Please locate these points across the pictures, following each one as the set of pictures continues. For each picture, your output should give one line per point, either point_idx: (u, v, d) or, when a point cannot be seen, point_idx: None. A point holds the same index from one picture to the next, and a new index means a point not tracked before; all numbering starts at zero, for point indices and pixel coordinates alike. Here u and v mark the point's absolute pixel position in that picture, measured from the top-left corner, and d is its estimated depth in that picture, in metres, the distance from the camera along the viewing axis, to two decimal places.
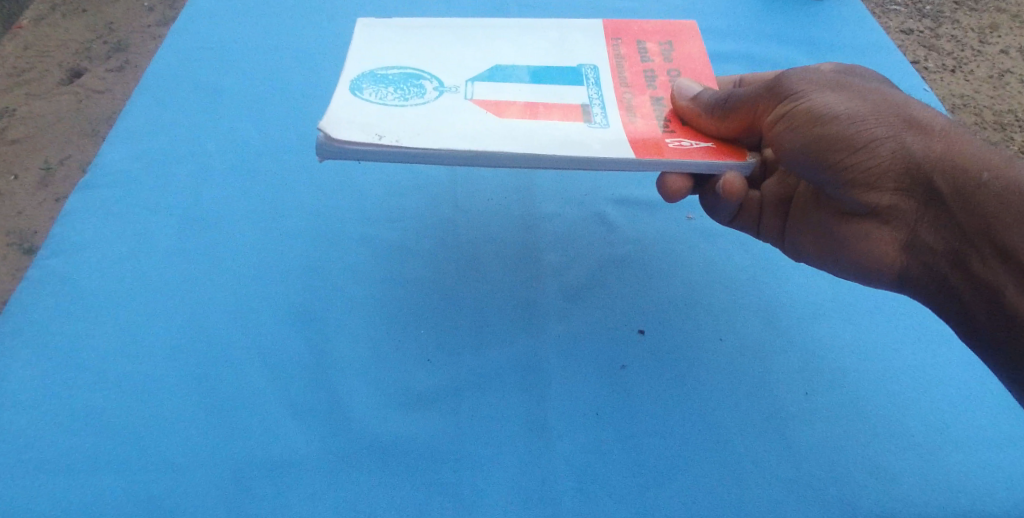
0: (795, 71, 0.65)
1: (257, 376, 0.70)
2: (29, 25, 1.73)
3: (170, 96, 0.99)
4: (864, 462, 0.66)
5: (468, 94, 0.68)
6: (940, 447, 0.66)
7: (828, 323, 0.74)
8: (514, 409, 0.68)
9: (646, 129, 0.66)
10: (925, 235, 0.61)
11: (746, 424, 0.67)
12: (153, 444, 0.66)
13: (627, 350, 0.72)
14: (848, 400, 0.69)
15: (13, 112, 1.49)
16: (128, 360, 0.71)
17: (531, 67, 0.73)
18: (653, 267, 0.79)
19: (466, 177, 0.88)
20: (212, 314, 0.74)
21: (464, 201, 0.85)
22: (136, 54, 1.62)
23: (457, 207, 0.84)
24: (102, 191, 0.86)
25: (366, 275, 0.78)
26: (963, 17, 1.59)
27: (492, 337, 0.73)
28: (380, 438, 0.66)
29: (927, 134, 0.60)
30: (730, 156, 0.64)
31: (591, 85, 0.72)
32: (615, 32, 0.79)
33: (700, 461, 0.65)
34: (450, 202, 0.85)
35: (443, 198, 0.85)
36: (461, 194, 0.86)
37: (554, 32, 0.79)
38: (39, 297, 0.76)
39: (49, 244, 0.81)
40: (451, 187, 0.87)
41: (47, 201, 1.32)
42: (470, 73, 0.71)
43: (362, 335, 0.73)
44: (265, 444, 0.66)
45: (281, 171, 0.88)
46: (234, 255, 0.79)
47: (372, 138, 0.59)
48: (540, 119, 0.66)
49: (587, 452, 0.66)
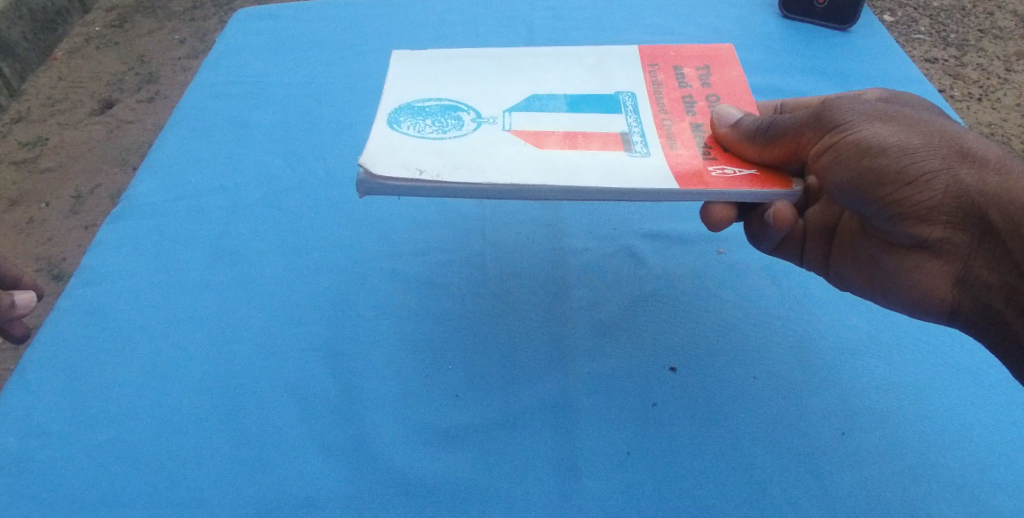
0: (843, 101, 0.64)
1: (285, 412, 0.69)
2: (65, 58, 1.77)
3: (204, 129, 1.00)
4: (908, 506, 0.62)
5: (506, 124, 0.68)
6: (989, 491, 0.63)
7: (866, 360, 0.72)
8: (544, 448, 0.66)
9: (687, 158, 0.66)
10: (979, 270, 0.60)
11: (784, 466, 0.65)
12: (180, 480, 0.65)
13: (660, 388, 0.70)
14: (890, 439, 0.66)
15: (46, 141, 1.52)
16: (157, 393, 0.71)
17: (570, 97, 0.74)
18: (686, 304, 0.77)
19: (495, 210, 0.88)
20: (241, 347, 0.74)
21: (492, 235, 0.85)
22: (167, 86, 1.65)
23: (486, 241, 0.84)
24: (134, 222, 0.87)
25: (394, 310, 0.77)
26: (989, 46, 1.58)
27: (521, 373, 0.72)
28: (407, 475, 0.65)
29: (982, 167, 0.58)
30: (775, 184, 0.63)
31: (630, 112, 0.72)
32: (651, 58, 0.79)
33: (736, 505, 0.62)
34: (479, 236, 0.85)
35: (472, 232, 0.85)
36: (489, 228, 0.86)
37: (591, 60, 0.79)
38: (69, 327, 0.76)
39: (82, 275, 0.81)
40: (479, 221, 0.87)
41: (77, 229, 1.34)
42: (507, 102, 0.72)
43: (391, 370, 0.72)
44: (289, 482, 0.65)
45: (311, 204, 0.89)
46: (264, 289, 0.80)
47: (412, 174, 0.60)
48: (579, 149, 0.66)
49: (619, 492, 0.63)
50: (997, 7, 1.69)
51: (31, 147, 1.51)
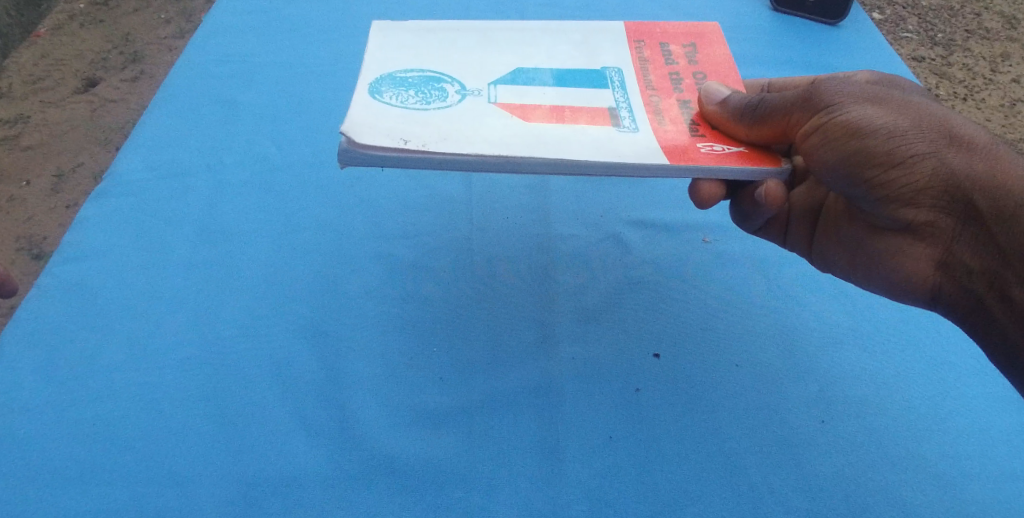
0: (833, 82, 0.65)
1: (269, 393, 0.69)
2: (49, 34, 1.74)
3: (190, 106, 0.99)
4: (882, 494, 0.63)
5: (493, 97, 0.68)
6: (962, 481, 0.64)
7: (846, 350, 0.72)
8: (526, 430, 0.66)
9: (675, 134, 0.66)
10: (962, 254, 0.60)
11: (763, 453, 0.65)
12: (160, 458, 0.65)
13: (644, 372, 0.71)
14: (868, 428, 0.67)
15: (28, 119, 1.50)
16: (139, 370, 0.70)
17: (558, 71, 0.74)
18: (671, 291, 0.77)
19: (482, 194, 0.88)
20: (224, 325, 0.74)
21: (479, 217, 0.85)
22: (152, 66, 1.62)
23: (472, 223, 0.84)
24: (118, 199, 0.86)
25: (378, 291, 0.77)
26: (975, 46, 1.59)
27: (505, 357, 0.72)
28: (388, 455, 0.65)
29: (968, 151, 0.59)
30: (765, 164, 0.63)
31: (617, 88, 0.72)
32: (637, 35, 0.79)
33: (716, 490, 0.63)
34: (465, 219, 0.85)
35: (458, 215, 0.85)
36: (476, 211, 0.85)
37: (578, 35, 0.79)
38: (49, 304, 0.75)
39: (65, 251, 0.80)
40: (465, 204, 0.86)
41: (58, 208, 1.31)
42: (494, 76, 0.71)
43: (375, 351, 0.72)
44: (269, 461, 0.64)
45: (298, 184, 0.88)
46: (249, 268, 0.79)
47: (397, 143, 0.59)
48: (567, 124, 0.65)
49: (601, 475, 0.63)
50: (985, 9, 1.70)
51: (12, 124, 1.48)
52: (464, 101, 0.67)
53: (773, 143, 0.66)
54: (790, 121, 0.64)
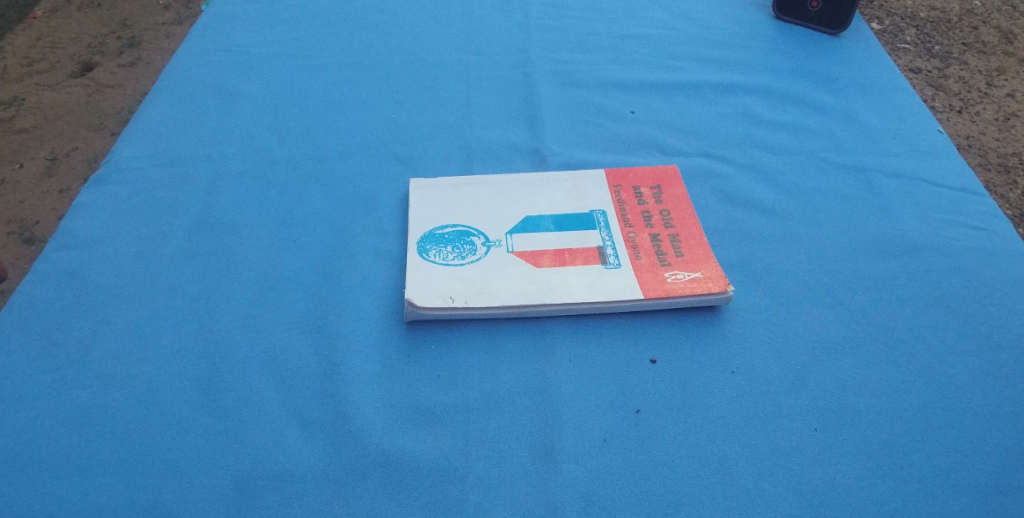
0: None
1: (265, 387, 0.68)
2: (45, 16, 1.73)
3: (191, 96, 0.99)
4: (871, 501, 0.63)
5: (509, 242, 0.79)
6: (951, 489, 0.64)
7: (840, 360, 0.72)
8: (522, 431, 0.66)
9: (650, 279, 0.75)
10: None
11: (756, 460, 0.65)
12: (156, 448, 0.65)
13: (642, 377, 0.70)
14: (859, 436, 0.67)
15: (22, 102, 1.48)
16: (136, 360, 0.70)
17: (554, 217, 0.82)
18: None
19: (470, 178, 0.87)
20: (222, 317, 0.73)
21: (469, 201, 0.84)
22: (148, 51, 1.60)
23: (462, 207, 0.83)
24: (117, 186, 0.86)
25: (375, 287, 0.77)
26: None
27: (503, 355, 0.72)
28: (383, 452, 0.64)
29: None
30: (711, 283, 0.75)
31: (602, 225, 0.81)
32: (616, 180, 0.87)
33: (708, 494, 0.63)
34: (456, 204, 0.84)
35: (450, 202, 0.84)
36: (465, 195, 0.85)
37: (569, 184, 0.87)
38: (46, 290, 0.75)
39: (62, 237, 0.80)
40: (454, 190, 0.85)
41: (50, 192, 1.28)
42: (506, 223, 0.81)
43: (372, 346, 0.72)
44: (265, 453, 0.64)
45: (297, 177, 0.88)
46: (247, 260, 0.79)
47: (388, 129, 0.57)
48: (564, 264, 0.77)
49: (595, 478, 0.64)
50: None
51: (7, 106, 1.47)
52: (488, 246, 0.79)
53: (729, 291, 0.74)
54: (725, 274, 0.78)
